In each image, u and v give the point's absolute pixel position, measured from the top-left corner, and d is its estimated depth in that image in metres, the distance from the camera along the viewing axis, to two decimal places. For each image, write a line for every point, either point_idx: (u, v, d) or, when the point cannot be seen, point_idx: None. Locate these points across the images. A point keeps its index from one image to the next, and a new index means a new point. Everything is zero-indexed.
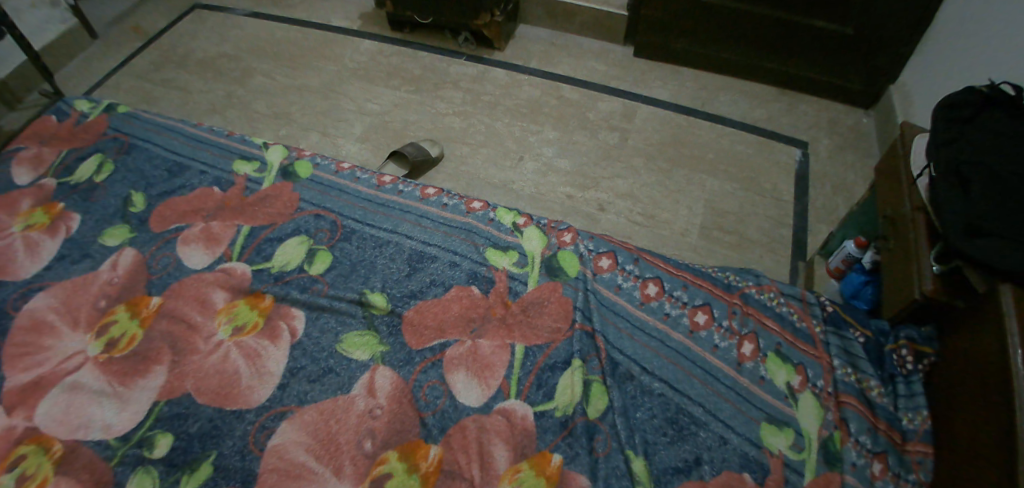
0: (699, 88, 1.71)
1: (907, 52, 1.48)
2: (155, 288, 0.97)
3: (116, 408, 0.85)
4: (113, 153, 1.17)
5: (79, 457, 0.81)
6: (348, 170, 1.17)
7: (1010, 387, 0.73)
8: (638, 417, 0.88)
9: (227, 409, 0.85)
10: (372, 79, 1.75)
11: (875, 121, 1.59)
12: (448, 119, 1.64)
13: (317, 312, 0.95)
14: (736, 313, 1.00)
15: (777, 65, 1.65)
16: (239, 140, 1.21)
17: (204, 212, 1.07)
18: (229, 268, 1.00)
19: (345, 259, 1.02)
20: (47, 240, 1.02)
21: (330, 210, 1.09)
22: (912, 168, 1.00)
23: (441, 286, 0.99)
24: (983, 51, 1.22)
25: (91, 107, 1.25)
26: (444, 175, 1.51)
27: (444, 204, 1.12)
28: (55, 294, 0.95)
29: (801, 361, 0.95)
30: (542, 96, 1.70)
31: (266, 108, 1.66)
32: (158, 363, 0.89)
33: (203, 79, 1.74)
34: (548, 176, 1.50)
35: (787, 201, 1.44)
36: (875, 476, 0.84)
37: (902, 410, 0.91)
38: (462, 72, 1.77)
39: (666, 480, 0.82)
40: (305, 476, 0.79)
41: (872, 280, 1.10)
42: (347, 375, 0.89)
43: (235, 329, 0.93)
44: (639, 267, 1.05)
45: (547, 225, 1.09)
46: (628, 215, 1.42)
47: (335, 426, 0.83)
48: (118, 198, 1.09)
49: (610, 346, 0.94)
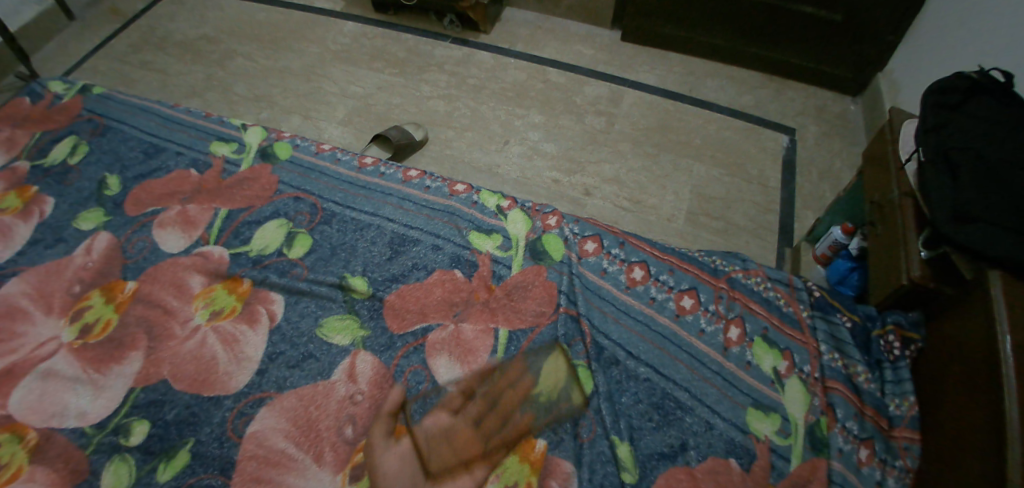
0: (687, 73, 1.69)
1: (895, 40, 1.47)
2: (130, 273, 0.94)
3: (91, 395, 0.83)
4: (88, 135, 1.13)
5: (53, 445, 0.79)
6: (329, 151, 1.14)
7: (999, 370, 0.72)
8: (623, 402, 0.87)
9: (204, 396, 0.83)
10: (356, 62, 1.72)
11: (863, 108, 1.58)
12: (432, 102, 1.62)
13: (297, 297, 0.93)
14: (722, 298, 0.99)
15: (766, 51, 1.63)
16: (217, 121, 1.18)
17: (181, 195, 1.05)
18: (206, 251, 0.98)
19: (325, 243, 1.00)
20: (21, 224, 0.99)
21: (310, 193, 1.07)
22: (901, 155, 0.99)
23: (423, 269, 0.98)
24: (973, 37, 1.21)
25: (65, 88, 1.21)
26: (429, 159, 1.49)
27: (426, 187, 1.09)
28: (27, 279, 0.93)
29: (787, 345, 0.94)
30: (528, 80, 1.67)
31: (247, 91, 1.63)
32: (134, 349, 0.87)
33: (183, 62, 1.70)
34: (534, 159, 1.49)
35: (775, 187, 1.43)
36: (862, 462, 0.84)
37: (889, 395, 0.90)
38: (447, 55, 1.74)
39: (652, 466, 0.81)
40: (284, 463, 0.78)
41: (858, 266, 1.09)
42: (327, 360, 0.87)
43: (213, 314, 0.90)
44: (625, 251, 1.03)
45: (531, 208, 1.07)
46: (615, 200, 1.41)
47: (315, 412, 0.82)
48: (93, 181, 1.06)
49: (595, 330, 0.93)
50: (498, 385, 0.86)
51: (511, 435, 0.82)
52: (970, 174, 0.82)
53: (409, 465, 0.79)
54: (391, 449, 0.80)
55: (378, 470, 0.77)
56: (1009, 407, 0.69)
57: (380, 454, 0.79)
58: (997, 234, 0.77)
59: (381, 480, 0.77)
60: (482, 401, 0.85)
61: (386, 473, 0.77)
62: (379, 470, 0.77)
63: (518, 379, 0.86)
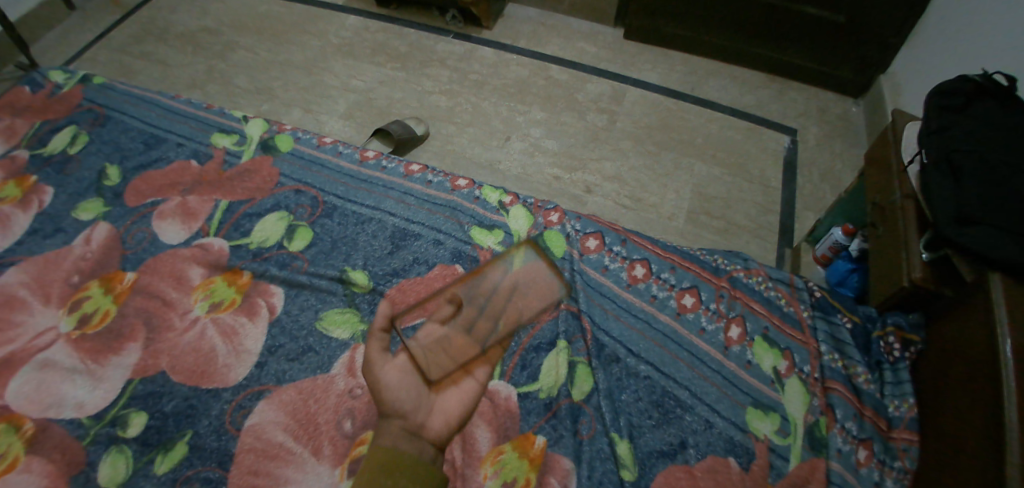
0: (689, 72, 1.68)
1: (897, 43, 1.47)
2: (129, 264, 0.94)
3: (89, 386, 0.82)
4: (88, 125, 1.13)
5: (50, 436, 0.78)
6: (331, 144, 1.13)
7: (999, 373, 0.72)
8: (623, 400, 0.87)
9: (203, 388, 0.83)
10: (357, 56, 1.71)
11: (864, 110, 1.58)
12: (434, 97, 1.61)
13: (297, 290, 0.93)
14: (723, 297, 0.99)
15: (769, 51, 1.62)
16: (218, 113, 1.17)
17: (181, 186, 1.05)
18: (206, 243, 0.97)
19: (326, 236, 1.00)
20: (19, 214, 0.99)
21: (311, 186, 1.06)
22: (904, 155, 0.99)
23: (424, 264, 0.98)
24: (976, 40, 1.20)
25: (66, 78, 1.20)
26: (430, 154, 1.49)
27: (428, 181, 1.09)
28: (25, 269, 0.92)
29: (788, 345, 0.94)
30: (530, 76, 1.67)
31: (247, 84, 1.62)
32: (132, 340, 0.86)
33: (184, 53, 1.69)
34: (535, 156, 1.49)
35: (776, 187, 1.43)
36: (860, 463, 0.84)
37: (888, 397, 0.90)
38: (449, 50, 1.74)
39: (651, 463, 0.81)
40: (283, 456, 0.78)
41: (858, 267, 1.10)
42: (326, 354, 0.87)
43: (212, 306, 0.90)
44: (626, 248, 1.02)
45: (534, 204, 1.07)
46: (616, 198, 1.41)
47: (314, 406, 0.82)
48: (93, 171, 1.05)
49: (596, 327, 0.93)
50: (482, 294, 0.93)
51: (501, 335, 0.89)
52: (973, 174, 0.82)
53: (410, 376, 0.80)
54: (389, 364, 0.80)
55: (379, 384, 0.78)
56: (1009, 408, 0.69)
57: (378, 367, 0.79)
58: (1000, 237, 0.76)
59: (384, 391, 0.77)
60: (470, 311, 0.91)
61: (389, 384, 0.78)
62: (380, 383, 0.78)
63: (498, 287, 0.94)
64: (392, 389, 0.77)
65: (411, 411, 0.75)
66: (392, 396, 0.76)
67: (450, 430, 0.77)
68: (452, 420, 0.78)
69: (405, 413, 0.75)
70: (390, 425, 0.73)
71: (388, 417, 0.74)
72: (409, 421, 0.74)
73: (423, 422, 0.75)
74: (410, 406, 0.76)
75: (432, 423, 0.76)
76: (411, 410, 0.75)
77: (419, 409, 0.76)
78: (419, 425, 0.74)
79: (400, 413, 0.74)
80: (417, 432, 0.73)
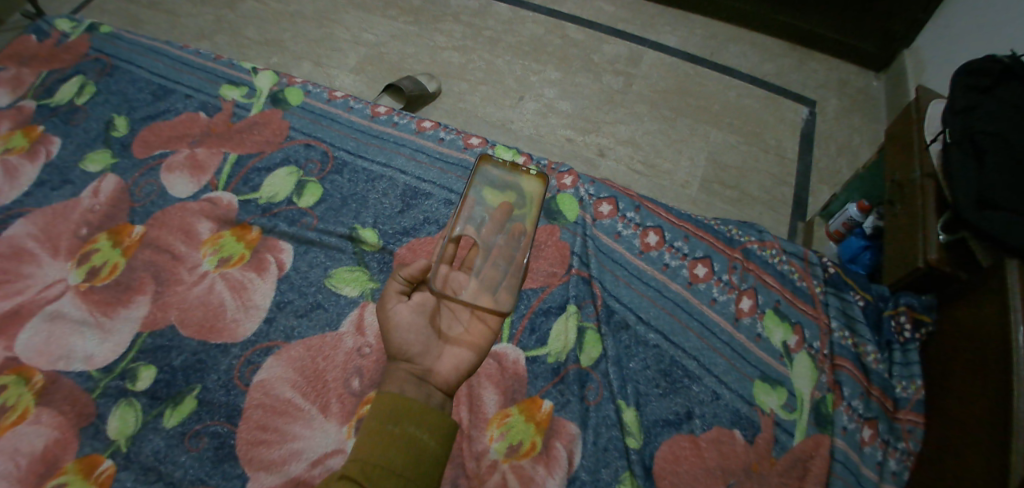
0: (709, 36, 1.62)
1: (925, 18, 1.40)
2: (137, 218, 0.93)
3: (98, 339, 0.82)
4: (95, 75, 1.11)
5: (61, 387, 0.79)
6: (341, 99, 1.10)
7: (1011, 362, 0.70)
8: (631, 368, 0.87)
9: (211, 343, 0.83)
10: (369, 8, 1.66)
11: (886, 84, 1.52)
12: (446, 54, 1.57)
13: (306, 246, 0.92)
14: (737, 268, 0.97)
15: (795, 20, 1.55)
16: (226, 64, 1.14)
17: (189, 139, 1.03)
18: (215, 197, 0.96)
19: (335, 193, 0.99)
20: (27, 165, 0.97)
21: (321, 140, 1.05)
22: (927, 134, 0.93)
23: (435, 224, 0.97)
24: (1010, 15, 1.14)
25: (72, 26, 1.17)
26: (441, 112, 1.47)
27: (440, 139, 1.06)
28: (33, 221, 0.91)
29: (799, 320, 0.92)
30: (545, 35, 1.62)
31: (257, 35, 1.59)
32: (141, 294, 0.86)
33: (191, 2, 1.65)
34: (548, 117, 1.46)
35: (792, 158, 1.40)
36: (864, 442, 0.83)
37: (896, 377, 0.89)
38: (462, 5, 1.68)
39: (655, 432, 0.82)
40: (291, 412, 0.78)
41: (872, 244, 1.07)
42: (335, 311, 0.87)
43: (221, 261, 0.89)
44: (640, 215, 1.00)
45: (547, 166, 1.05)
46: (629, 164, 1.39)
47: (322, 363, 0.82)
48: (100, 122, 1.04)
49: (606, 294, 0.92)
50: (489, 235, 0.86)
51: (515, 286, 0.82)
52: (997, 159, 0.77)
53: (423, 315, 0.75)
54: (401, 302, 0.75)
55: (391, 323, 0.73)
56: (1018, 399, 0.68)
57: (392, 304, 0.75)
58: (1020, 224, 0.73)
59: (395, 331, 0.73)
60: (476, 252, 0.85)
61: (400, 325, 0.73)
62: (391, 324, 0.73)
63: (508, 225, 0.88)
64: (400, 332, 0.73)
65: (420, 354, 0.72)
66: (401, 338, 0.73)
67: (459, 375, 0.74)
68: (461, 364, 0.74)
69: (411, 357, 0.72)
70: (397, 368, 0.71)
71: (396, 360, 0.72)
72: (417, 364, 0.72)
73: (430, 366, 0.72)
74: (418, 349, 0.72)
75: (440, 368, 0.73)
76: (419, 354, 0.72)
77: (426, 353, 0.73)
78: (427, 369, 0.72)
79: (408, 357, 0.72)
80: (425, 377, 0.71)
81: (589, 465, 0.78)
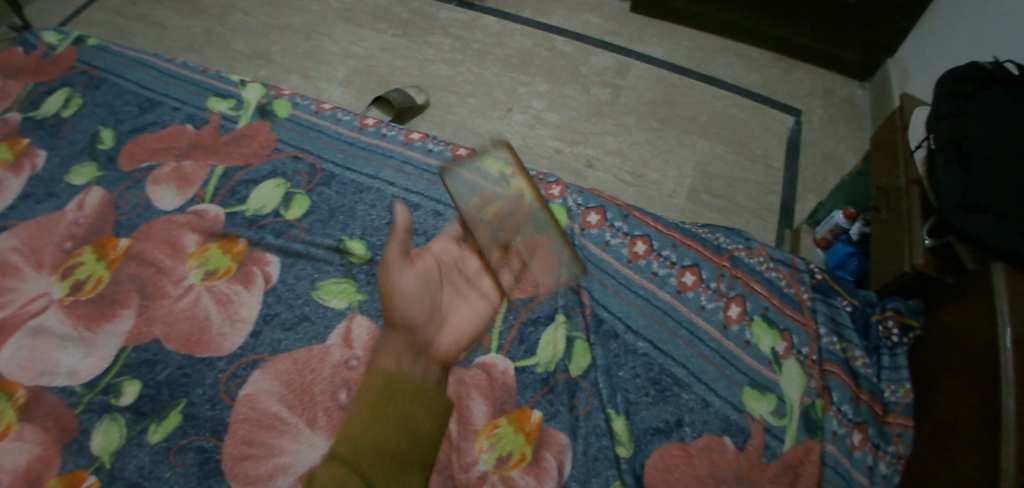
0: (696, 47, 1.64)
1: (907, 28, 1.42)
2: (123, 230, 0.92)
3: (82, 354, 0.81)
4: (81, 88, 1.10)
5: (43, 403, 0.78)
6: (330, 111, 1.11)
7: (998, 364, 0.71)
8: (620, 376, 0.87)
9: (196, 357, 0.82)
10: (357, 22, 1.67)
11: (871, 94, 1.54)
12: (435, 66, 1.58)
13: (294, 258, 0.92)
14: (724, 276, 0.97)
15: (779, 29, 1.57)
16: (214, 76, 1.14)
17: (176, 152, 1.03)
18: (201, 209, 0.96)
19: (323, 205, 0.99)
20: (11, 179, 0.97)
21: (309, 152, 1.04)
22: (911, 139, 0.94)
23: (423, 235, 0.97)
24: (990, 26, 1.16)
25: (59, 39, 1.17)
26: (429, 124, 1.47)
27: (428, 150, 1.07)
28: (17, 235, 0.90)
29: (787, 327, 0.93)
30: (534, 47, 1.63)
31: (246, 48, 1.59)
32: (125, 307, 0.85)
33: (179, 15, 1.65)
34: (537, 128, 1.47)
35: (778, 167, 1.41)
36: (855, 446, 0.83)
37: (885, 381, 0.90)
38: (451, 18, 1.69)
39: (646, 441, 0.82)
40: (277, 426, 0.77)
41: (859, 251, 1.08)
42: (323, 323, 0.86)
43: (207, 274, 0.89)
44: (628, 224, 1.01)
45: (535, 177, 1.05)
46: (617, 174, 1.40)
47: (309, 376, 0.81)
48: (86, 135, 1.03)
49: (595, 303, 0.93)
50: (497, 221, 0.94)
51: (514, 270, 0.92)
52: (981, 164, 0.78)
53: (425, 286, 0.82)
54: (408, 271, 0.83)
55: (395, 290, 0.80)
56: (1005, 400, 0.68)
57: (398, 271, 0.82)
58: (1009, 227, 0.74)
59: (400, 297, 0.79)
60: (485, 232, 0.93)
61: (405, 290, 0.80)
62: (397, 290, 0.80)
63: (516, 209, 0.96)
64: (408, 299, 0.79)
65: (421, 323, 0.77)
66: (407, 305, 0.78)
67: (457, 348, 0.80)
68: (459, 340, 0.81)
69: (412, 325, 0.76)
70: (397, 333, 0.74)
71: (396, 325, 0.76)
72: (417, 332, 0.76)
73: (429, 335, 0.77)
74: (419, 319, 0.78)
75: (439, 339, 0.78)
76: (420, 323, 0.77)
77: (428, 324, 0.78)
78: (426, 337, 0.77)
79: (409, 323, 0.76)
80: (424, 345, 0.76)
81: (579, 475, 0.77)
